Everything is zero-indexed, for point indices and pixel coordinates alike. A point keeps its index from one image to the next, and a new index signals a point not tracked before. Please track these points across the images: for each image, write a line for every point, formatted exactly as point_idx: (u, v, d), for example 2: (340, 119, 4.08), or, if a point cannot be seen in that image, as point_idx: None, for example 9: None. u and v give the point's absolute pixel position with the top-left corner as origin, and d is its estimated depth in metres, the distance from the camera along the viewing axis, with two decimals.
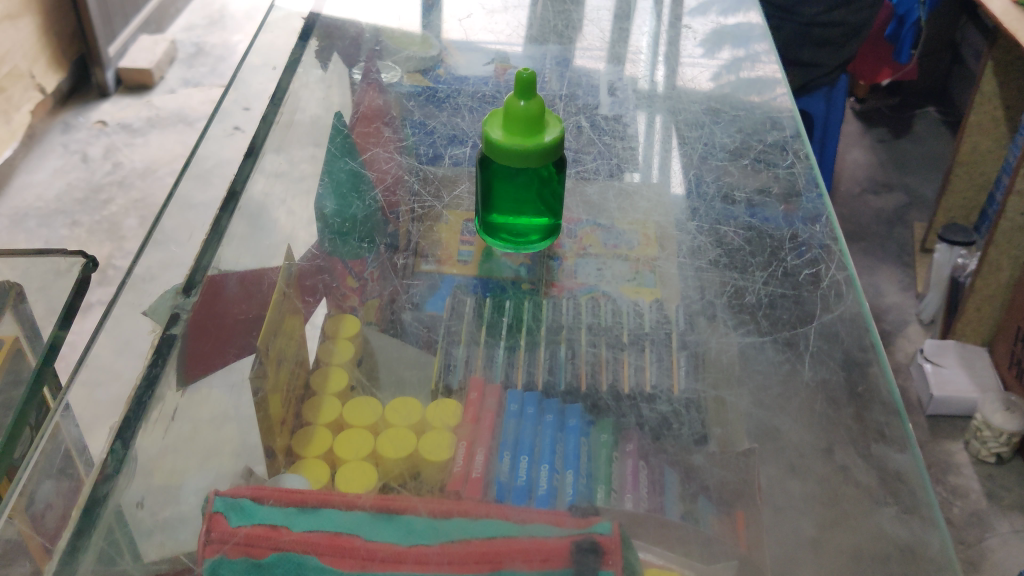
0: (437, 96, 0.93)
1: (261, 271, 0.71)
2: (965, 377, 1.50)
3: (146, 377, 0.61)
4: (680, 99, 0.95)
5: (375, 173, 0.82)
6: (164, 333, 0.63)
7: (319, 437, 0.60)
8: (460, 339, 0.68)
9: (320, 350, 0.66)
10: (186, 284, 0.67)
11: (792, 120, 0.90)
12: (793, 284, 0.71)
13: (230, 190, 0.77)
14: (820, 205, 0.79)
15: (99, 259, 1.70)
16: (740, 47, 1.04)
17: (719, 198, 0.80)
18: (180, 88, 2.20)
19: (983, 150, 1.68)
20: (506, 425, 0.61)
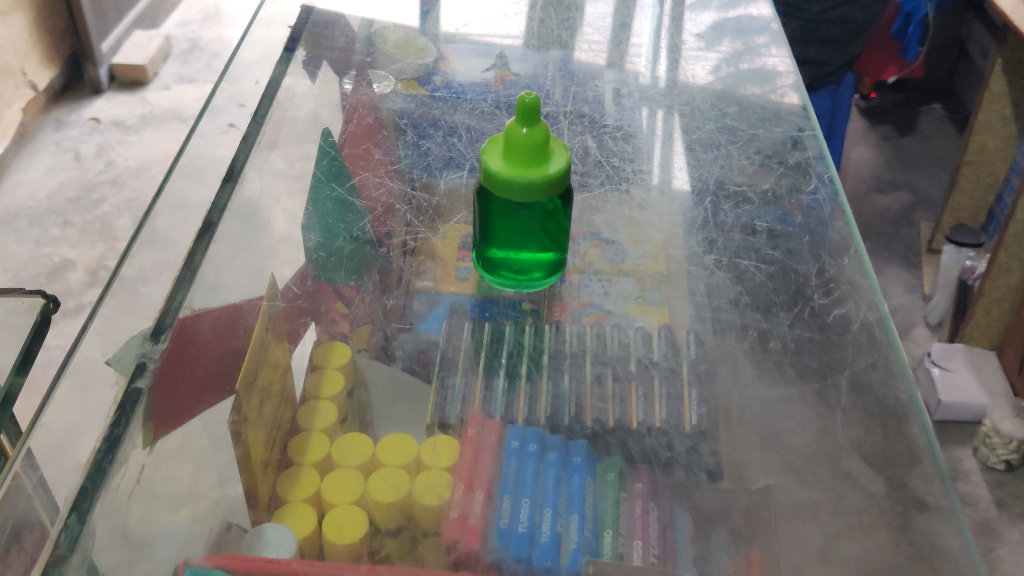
0: (432, 113, 0.88)
1: (237, 315, 0.65)
2: (974, 382, 1.46)
3: (108, 438, 0.52)
4: (693, 115, 0.90)
5: (365, 201, 0.78)
6: (128, 388, 0.55)
7: (306, 480, 0.56)
8: (459, 368, 0.64)
9: (307, 384, 0.62)
10: (154, 328, 0.60)
11: (814, 140, 0.85)
12: (821, 327, 0.67)
13: (207, 220, 0.70)
14: (846, 233, 0.74)
15: (90, 260, 1.65)
16: (755, 59, 0.99)
17: (739, 230, 0.76)
18: (174, 84, 2.16)
19: (991, 150, 1.64)
20: (506, 464, 0.57)
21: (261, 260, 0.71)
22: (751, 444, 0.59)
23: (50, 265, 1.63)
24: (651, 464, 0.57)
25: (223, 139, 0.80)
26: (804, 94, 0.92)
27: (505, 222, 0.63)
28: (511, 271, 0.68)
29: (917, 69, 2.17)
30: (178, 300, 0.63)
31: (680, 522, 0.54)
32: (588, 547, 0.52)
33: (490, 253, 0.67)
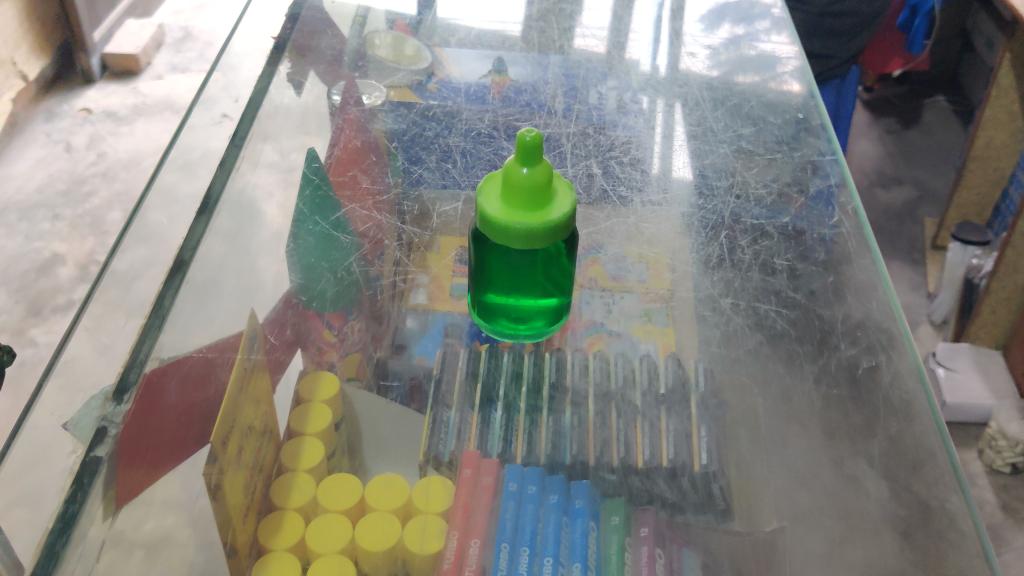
0: (424, 136, 0.82)
1: (207, 369, 0.60)
2: (979, 383, 1.42)
3: (62, 517, 0.49)
4: (705, 136, 0.83)
5: (352, 235, 0.72)
6: (86, 457, 0.52)
7: (289, 525, 0.52)
8: (454, 400, 0.60)
9: (291, 419, 0.58)
10: (117, 387, 0.56)
11: (838, 166, 0.78)
12: (850, 381, 0.60)
13: (178, 259, 0.67)
14: (874, 272, 0.68)
15: (81, 255, 1.61)
16: (768, 76, 0.92)
17: (757, 267, 0.70)
18: (167, 74, 2.09)
19: (998, 145, 1.57)
20: (504, 508, 0.53)
21: (241, 297, 0.66)
22: (757, 446, 0.58)
23: (40, 260, 1.59)
24: (657, 504, 0.54)
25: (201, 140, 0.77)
26: (824, 112, 0.85)
27: (503, 271, 0.57)
28: (511, 319, 0.62)
29: (923, 62, 2.11)
30: (145, 349, 0.59)
31: (688, 568, 0.50)
32: None
33: (487, 301, 0.62)
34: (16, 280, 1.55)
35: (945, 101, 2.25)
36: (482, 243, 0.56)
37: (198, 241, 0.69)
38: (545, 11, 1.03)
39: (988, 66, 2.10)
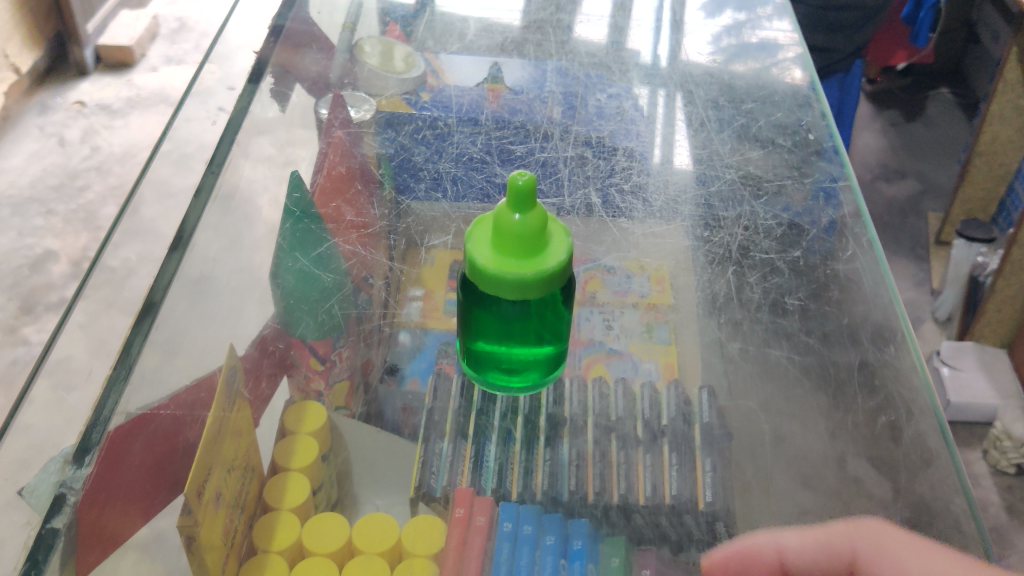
0: (412, 161, 0.76)
1: (178, 423, 0.54)
2: (985, 382, 1.33)
3: None
4: (711, 158, 0.77)
5: (335, 275, 0.67)
6: (42, 531, 0.46)
7: (273, 567, 0.49)
8: (447, 430, 0.57)
9: (275, 453, 0.55)
10: (79, 446, 0.50)
11: (850, 193, 0.72)
12: (868, 441, 0.55)
13: (146, 302, 0.60)
14: (892, 313, 0.63)
15: (73, 252, 1.58)
16: (779, 92, 0.85)
17: (767, 307, 0.65)
18: (161, 66, 2.04)
19: (1003, 140, 1.48)
20: (498, 550, 0.51)
21: (222, 329, 0.61)
22: (761, 445, 0.56)
23: (32, 256, 1.56)
24: (660, 542, 0.51)
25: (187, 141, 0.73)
26: (836, 133, 0.78)
27: (493, 322, 0.52)
28: (504, 367, 0.57)
29: (928, 55, 2.04)
30: (109, 403, 0.53)
31: None
32: None
33: (476, 351, 0.56)
34: (8, 277, 1.52)
35: (949, 93, 2.13)
36: (469, 291, 0.51)
37: (190, 240, 0.66)
38: (539, 20, 0.95)
39: (992, 57, 1.98)
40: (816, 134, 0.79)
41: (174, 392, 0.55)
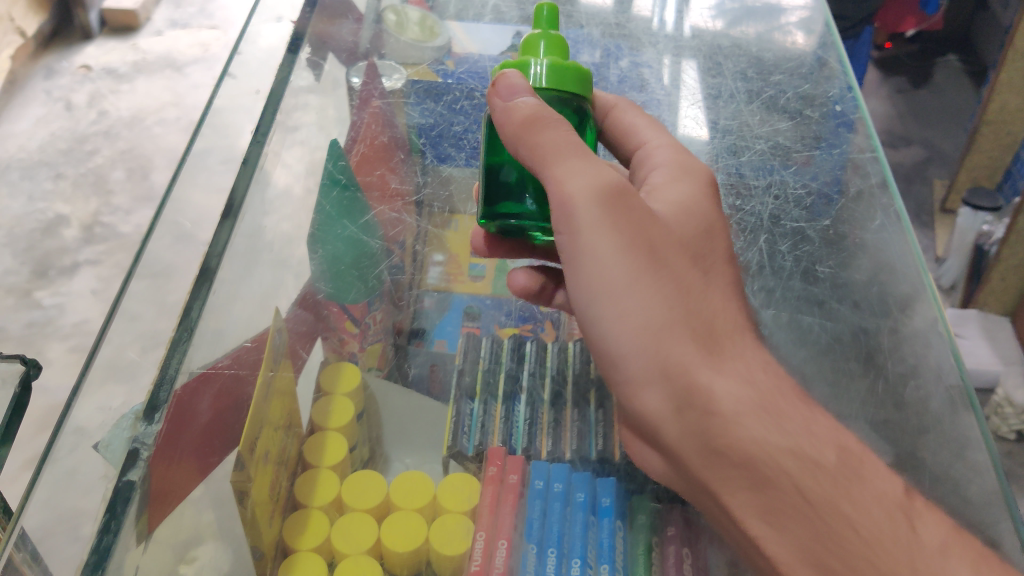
0: (453, 131, 0.78)
1: (241, 381, 0.55)
2: (986, 350, 1.34)
3: (96, 550, 0.45)
4: (740, 131, 0.78)
5: (383, 241, 0.69)
6: (119, 481, 0.48)
7: (314, 524, 0.51)
8: (476, 392, 0.59)
9: (313, 412, 0.57)
10: (147, 405, 0.52)
11: (878, 164, 0.73)
12: (896, 401, 0.56)
13: (202, 268, 0.62)
14: (918, 281, 0.63)
15: (83, 216, 1.56)
16: (807, 64, 0.86)
17: (799, 274, 0.65)
18: (168, 30, 2.01)
19: (1010, 109, 1.46)
20: (529, 507, 0.52)
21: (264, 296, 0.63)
22: None
23: (44, 220, 1.54)
24: None
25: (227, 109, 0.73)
26: (863, 104, 0.79)
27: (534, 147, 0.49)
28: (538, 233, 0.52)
29: (936, 22, 2.02)
30: (175, 362, 0.55)
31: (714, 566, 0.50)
32: None
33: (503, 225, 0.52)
34: (20, 240, 1.51)
35: (957, 61, 2.12)
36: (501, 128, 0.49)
37: (239, 212, 0.67)
38: None
39: (1001, 26, 1.96)
40: (840, 103, 0.80)
41: (235, 352, 0.58)
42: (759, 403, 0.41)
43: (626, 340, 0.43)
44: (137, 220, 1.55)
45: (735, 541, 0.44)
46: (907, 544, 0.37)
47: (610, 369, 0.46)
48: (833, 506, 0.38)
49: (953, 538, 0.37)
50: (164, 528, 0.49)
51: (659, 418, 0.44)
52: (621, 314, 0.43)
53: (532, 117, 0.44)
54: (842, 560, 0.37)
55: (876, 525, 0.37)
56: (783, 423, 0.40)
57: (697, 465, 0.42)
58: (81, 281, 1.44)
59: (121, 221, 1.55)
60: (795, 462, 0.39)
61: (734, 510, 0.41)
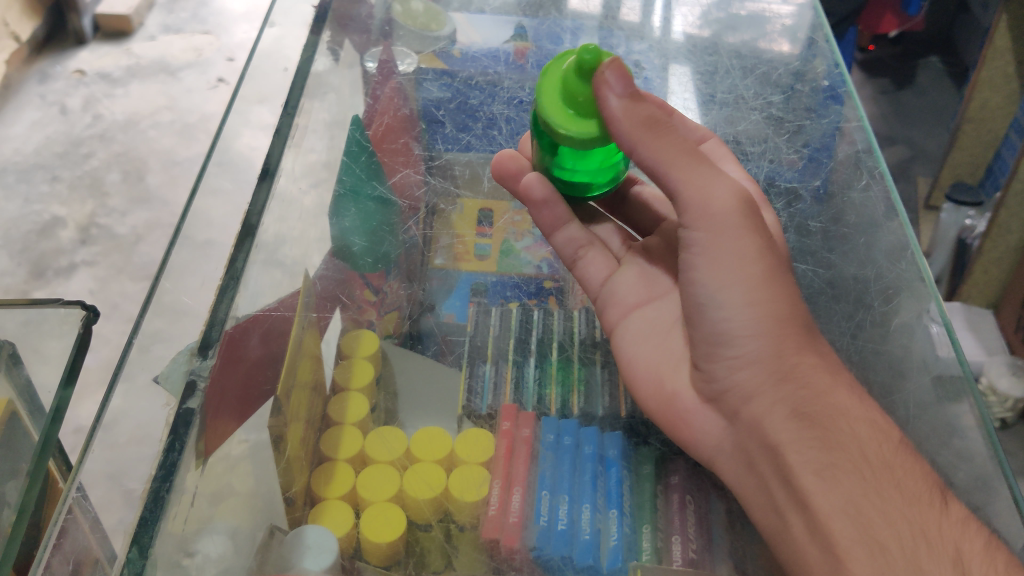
0: (468, 104, 0.83)
1: (285, 323, 0.61)
2: (970, 341, 1.33)
3: (163, 467, 0.50)
4: (737, 104, 0.82)
5: (405, 202, 0.74)
6: (180, 408, 0.53)
7: (341, 474, 0.55)
8: (488, 355, 0.62)
9: (336, 374, 0.60)
10: (203, 341, 0.57)
11: (863, 130, 0.77)
12: (881, 337, 0.61)
13: (245, 224, 0.66)
14: (899, 231, 0.68)
15: (79, 218, 1.57)
16: (796, 43, 0.90)
17: (792, 229, 0.70)
18: (161, 34, 2.01)
19: (992, 107, 1.48)
20: (543, 458, 0.55)
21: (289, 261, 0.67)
22: None
23: (40, 222, 1.55)
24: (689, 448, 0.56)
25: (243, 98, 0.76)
26: (849, 78, 0.83)
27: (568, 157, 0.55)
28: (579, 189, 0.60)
29: (919, 23, 2.05)
30: (223, 309, 0.60)
31: (716, 511, 0.53)
32: (628, 545, 0.50)
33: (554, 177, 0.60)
34: (18, 242, 1.52)
35: (939, 61, 2.15)
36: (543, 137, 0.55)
37: (276, 175, 0.72)
38: None
39: (983, 26, 2.00)
40: (827, 77, 0.84)
41: (285, 296, 0.63)
42: (848, 390, 0.50)
43: (749, 320, 0.50)
44: (133, 221, 1.57)
45: (765, 506, 0.50)
46: (936, 511, 0.46)
47: (713, 345, 0.51)
48: (889, 473, 0.46)
49: (969, 517, 0.46)
50: (210, 466, 0.52)
51: (751, 388, 0.50)
52: (751, 299, 0.50)
53: (649, 121, 0.50)
54: (888, 515, 0.45)
55: (916, 492, 0.46)
56: (858, 408, 0.49)
57: (776, 425, 0.49)
58: (78, 283, 1.46)
59: (117, 223, 1.56)
60: (865, 436, 0.48)
61: (794, 466, 0.47)
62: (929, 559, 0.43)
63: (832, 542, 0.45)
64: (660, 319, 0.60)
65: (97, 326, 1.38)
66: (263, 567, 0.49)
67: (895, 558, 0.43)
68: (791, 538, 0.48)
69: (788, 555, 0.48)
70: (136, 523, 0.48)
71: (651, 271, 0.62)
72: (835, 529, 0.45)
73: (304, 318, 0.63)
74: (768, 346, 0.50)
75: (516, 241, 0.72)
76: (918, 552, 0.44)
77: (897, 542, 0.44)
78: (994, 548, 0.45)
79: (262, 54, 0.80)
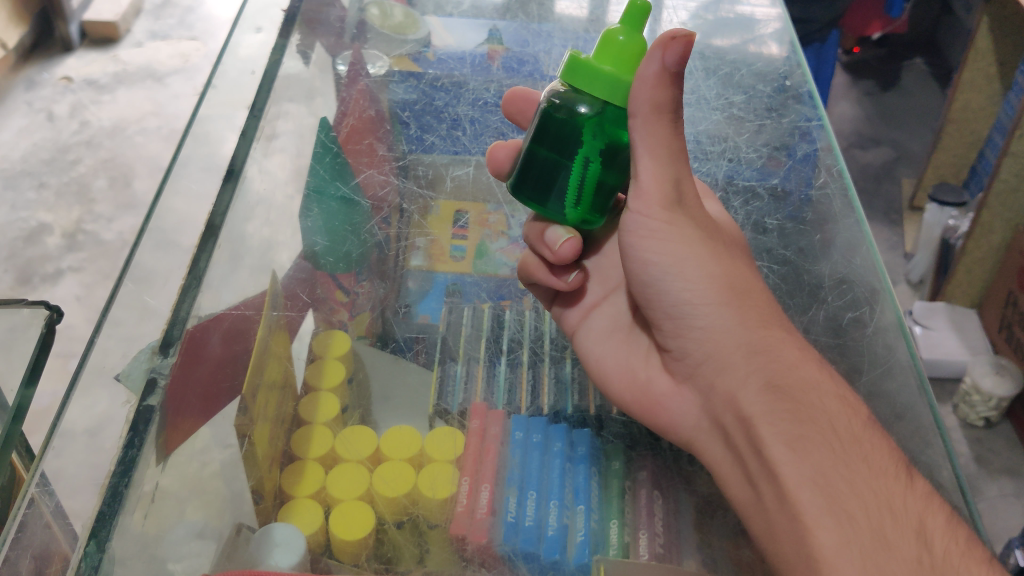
0: (434, 105, 0.83)
1: (248, 324, 0.62)
2: (954, 340, 1.33)
3: (122, 462, 0.51)
4: (699, 103, 0.82)
5: (370, 200, 0.74)
6: (140, 405, 0.54)
7: (309, 473, 0.55)
8: (459, 354, 0.63)
9: (308, 372, 0.61)
10: (163, 340, 0.58)
11: (823, 131, 0.78)
12: (836, 331, 0.62)
13: (208, 224, 0.67)
14: (857, 230, 0.69)
15: (67, 224, 1.57)
16: (763, 47, 0.91)
17: (749, 226, 0.70)
18: (148, 41, 2.01)
19: (974, 107, 1.49)
20: (511, 456, 0.56)
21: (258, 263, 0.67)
22: None
23: (26, 229, 1.55)
24: (657, 448, 0.57)
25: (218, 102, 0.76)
26: (811, 82, 0.84)
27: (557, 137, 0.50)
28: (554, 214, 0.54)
29: (903, 25, 2.07)
30: (185, 307, 0.61)
31: (683, 506, 0.53)
32: (596, 540, 0.51)
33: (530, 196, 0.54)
34: (4, 248, 1.52)
35: (923, 63, 2.16)
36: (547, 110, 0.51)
37: (241, 175, 0.73)
38: None
39: (966, 27, 2.01)
40: (792, 81, 0.85)
41: (250, 296, 0.64)
42: (817, 363, 0.49)
43: (705, 290, 0.50)
44: (120, 228, 1.57)
45: (742, 483, 0.48)
46: (903, 484, 0.44)
47: (676, 321, 0.52)
48: (856, 445, 0.45)
49: (935, 494, 0.44)
50: (172, 464, 0.53)
51: (721, 363, 0.50)
52: (706, 271, 0.51)
53: (663, 104, 0.47)
54: (854, 484, 0.43)
55: (883, 465, 0.44)
56: (828, 383, 0.48)
57: (750, 398, 0.48)
58: (65, 289, 1.45)
59: (103, 229, 1.57)
60: (835, 409, 0.46)
61: (765, 436, 0.46)
62: (895, 530, 0.42)
63: (798, 513, 0.43)
64: (619, 316, 0.62)
65: (85, 332, 1.38)
66: (229, 564, 0.49)
67: (860, 528, 0.42)
68: (764, 512, 0.46)
69: (762, 532, 0.46)
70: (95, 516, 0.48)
71: (601, 268, 0.65)
72: (802, 499, 0.43)
73: (269, 318, 0.63)
74: (729, 316, 0.50)
75: (490, 242, 0.73)
76: (883, 521, 0.42)
77: (863, 510, 0.42)
78: (956, 526, 0.43)
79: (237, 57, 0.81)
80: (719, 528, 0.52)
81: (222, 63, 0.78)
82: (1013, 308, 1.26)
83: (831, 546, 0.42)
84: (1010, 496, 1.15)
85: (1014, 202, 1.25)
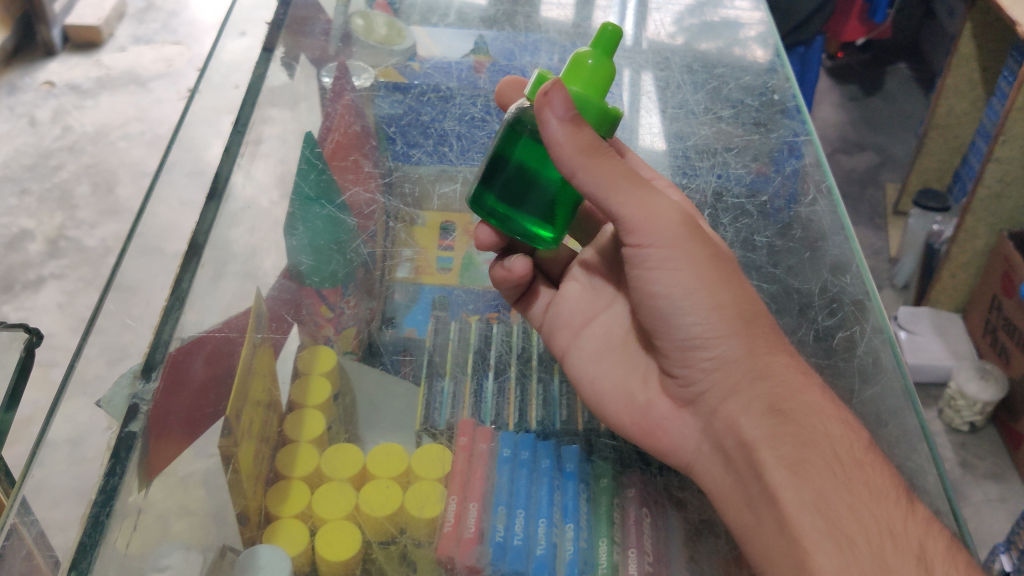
0: (421, 120, 0.83)
1: (232, 344, 0.61)
2: (939, 345, 1.34)
3: (104, 490, 0.50)
4: (687, 118, 0.82)
5: (357, 217, 0.73)
6: (122, 432, 0.53)
7: (295, 492, 0.54)
8: (446, 370, 0.63)
9: (293, 390, 0.60)
10: (146, 364, 0.58)
11: (810, 146, 0.78)
12: (826, 350, 0.61)
13: (192, 243, 0.66)
14: (845, 248, 0.69)
15: (48, 230, 1.55)
16: (751, 59, 0.91)
17: (740, 243, 0.70)
18: (131, 45, 1.99)
19: (958, 113, 1.49)
20: (499, 472, 0.55)
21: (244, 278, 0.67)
22: None
23: (7, 235, 1.53)
24: (645, 465, 0.56)
25: (200, 114, 0.75)
26: (799, 97, 0.84)
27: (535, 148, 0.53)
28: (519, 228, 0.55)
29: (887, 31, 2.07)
30: (168, 331, 0.60)
31: (671, 527, 0.52)
32: (585, 558, 0.50)
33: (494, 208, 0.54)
34: None
35: (907, 68, 2.17)
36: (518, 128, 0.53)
37: (226, 191, 0.72)
38: None
39: (949, 34, 2.02)
40: (780, 95, 0.85)
41: (231, 317, 0.63)
42: (819, 388, 0.50)
43: (717, 324, 0.50)
44: (103, 234, 1.56)
45: (739, 506, 0.49)
46: (903, 508, 0.45)
47: (685, 353, 0.52)
48: (859, 470, 0.46)
49: (933, 518, 0.46)
50: (155, 488, 0.52)
51: (727, 388, 0.51)
52: (715, 304, 0.51)
53: (589, 145, 0.48)
54: (854, 509, 0.45)
55: (883, 489, 0.46)
56: (830, 408, 0.49)
57: (752, 423, 0.49)
58: (46, 296, 1.44)
59: (86, 235, 1.55)
60: (837, 434, 0.48)
61: (765, 459, 0.47)
62: (895, 554, 0.43)
63: (798, 537, 0.44)
64: (608, 333, 0.62)
65: (66, 339, 1.37)
66: None
67: (860, 551, 0.43)
68: (763, 533, 0.47)
69: (755, 552, 0.47)
70: (76, 547, 0.47)
71: (587, 286, 0.65)
72: (803, 523, 0.45)
73: (252, 339, 0.62)
74: (740, 345, 0.51)
75: (477, 253, 0.72)
76: (883, 548, 0.43)
77: (863, 534, 0.44)
78: (956, 551, 0.44)
79: (221, 64, 0.80)
80: (709, 550, 0.51)
81: (206, 71, 0.78)
82: (997, 313, 1.27)
83: (831, 567, 0.43)
84: (995, 501, 1.16)
85: (998, 208, 1.25)
